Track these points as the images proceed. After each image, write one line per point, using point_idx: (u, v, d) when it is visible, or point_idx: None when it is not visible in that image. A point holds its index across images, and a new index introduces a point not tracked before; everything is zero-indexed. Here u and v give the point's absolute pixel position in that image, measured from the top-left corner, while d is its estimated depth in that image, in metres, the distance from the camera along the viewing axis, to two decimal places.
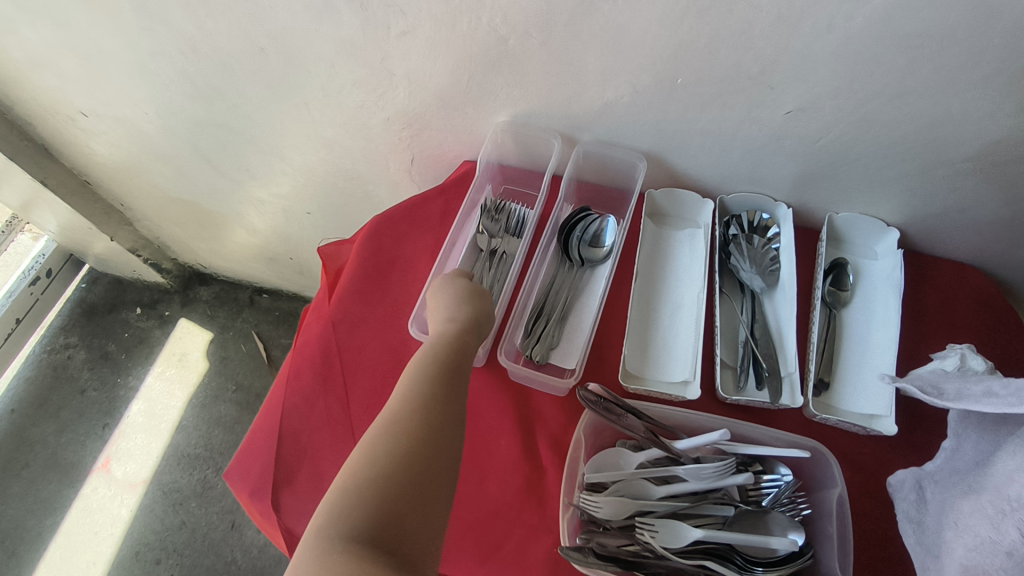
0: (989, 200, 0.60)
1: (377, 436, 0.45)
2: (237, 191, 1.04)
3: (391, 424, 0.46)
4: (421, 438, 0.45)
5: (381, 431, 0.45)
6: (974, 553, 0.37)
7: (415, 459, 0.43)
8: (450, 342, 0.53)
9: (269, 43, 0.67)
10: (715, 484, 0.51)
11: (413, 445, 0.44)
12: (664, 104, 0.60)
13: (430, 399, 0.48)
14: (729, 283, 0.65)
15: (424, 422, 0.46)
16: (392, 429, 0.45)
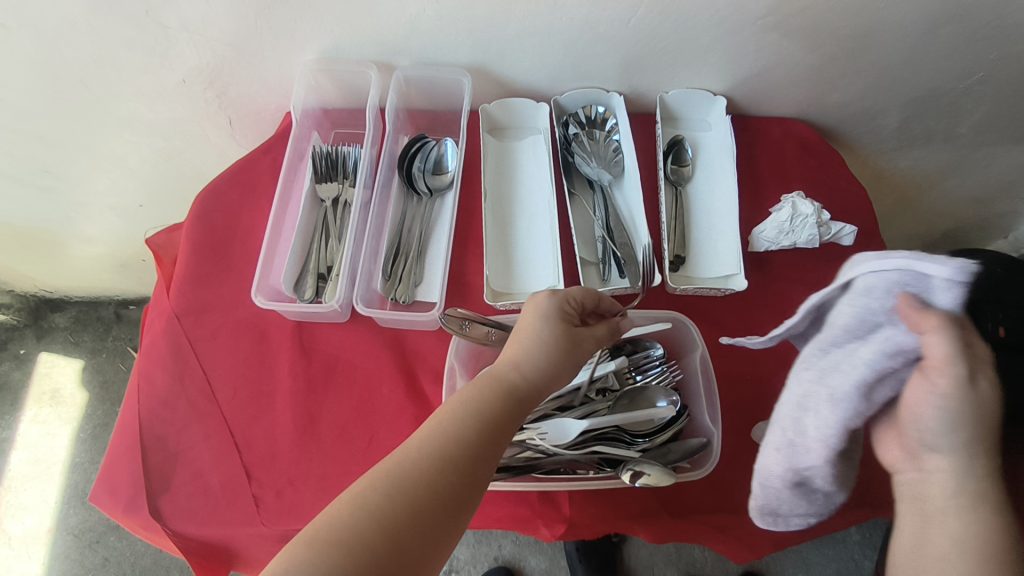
0: (796, 50, 0.62)
1: (443, 437, 0.41)
2: (49, 199, 0.92)
3: (472, 426, 0.42)
4: (455, 450, 0.41)
5: (453, 426, 0.42)
6: (759, 463, 0.42)
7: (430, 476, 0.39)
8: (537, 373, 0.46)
9: (6, 17, 0.56)
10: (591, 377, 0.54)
11: (448, 461, 0.40)
12: (470, 9, 0.57)
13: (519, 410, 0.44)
14: (578, 182, 0.65)
15: (489, 436, 0.42)
16: (460, 432, 0.41)
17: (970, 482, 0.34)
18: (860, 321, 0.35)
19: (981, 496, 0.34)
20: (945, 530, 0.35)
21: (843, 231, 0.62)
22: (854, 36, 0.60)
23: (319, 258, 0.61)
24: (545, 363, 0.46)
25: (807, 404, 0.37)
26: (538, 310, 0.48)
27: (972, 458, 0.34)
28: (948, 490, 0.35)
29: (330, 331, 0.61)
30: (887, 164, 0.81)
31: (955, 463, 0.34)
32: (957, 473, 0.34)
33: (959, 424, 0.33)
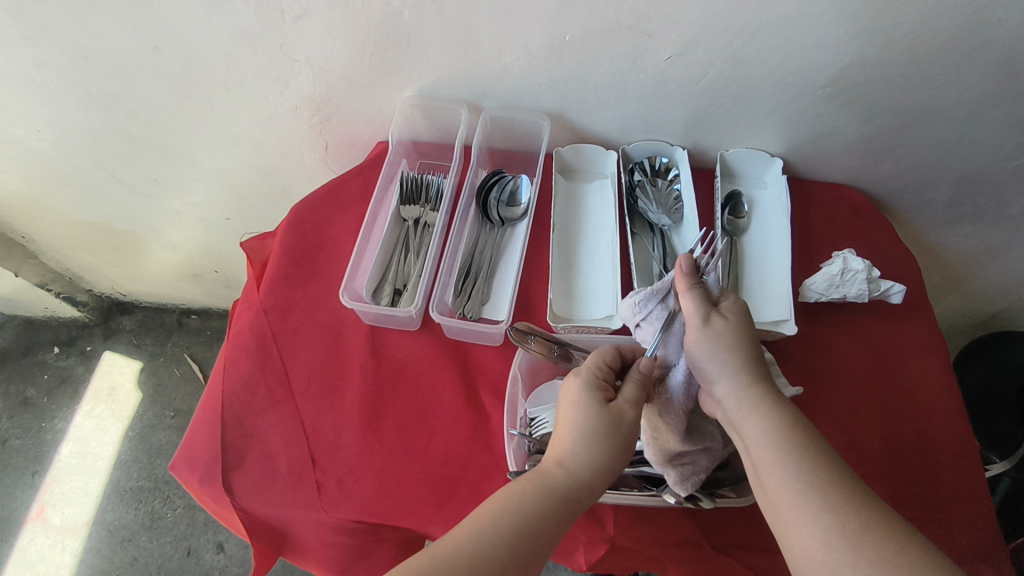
0: (852, 120, 0.67)
1: (481, 535, 0.43)
2: (149, 205, 1.01)
3: (513, 531, 0.44)
4: (496, 547, 0.43)
5: (494, 526, 0.44)
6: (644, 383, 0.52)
7: (474, 572, 0.41)
8: (566, 461, 0.47)
9: (161, 40, 0.66)
10: None
11: (486, 558, 0.42)
12: (558, 62, 0.64)
13: (565, 505, 0.46)
14: (640, 224, 0.70)
15: (533, 535, 0.44)
16: (498, 536, 0.43)
17: (745, 391, 0.47)
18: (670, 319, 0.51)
19: (756, 402, 0.46)
20: (753, 427, 0.45)
21: (892, 289, 0.64)
22: (908, 111, 0.65)
23: (397, 271, 0.67)
24: (594, 454, 0.46)
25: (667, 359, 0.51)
26: (574, 404, 0.48)
27: (742, 377, 0.47)
28: (737, 402, 0.46)
29: (401, 338, 0.65)
30: (935, 239, 0.84)
31: (725, 386, 0.47)
32: (734, 393, 0.47)
33: (715, 353, 0.48)
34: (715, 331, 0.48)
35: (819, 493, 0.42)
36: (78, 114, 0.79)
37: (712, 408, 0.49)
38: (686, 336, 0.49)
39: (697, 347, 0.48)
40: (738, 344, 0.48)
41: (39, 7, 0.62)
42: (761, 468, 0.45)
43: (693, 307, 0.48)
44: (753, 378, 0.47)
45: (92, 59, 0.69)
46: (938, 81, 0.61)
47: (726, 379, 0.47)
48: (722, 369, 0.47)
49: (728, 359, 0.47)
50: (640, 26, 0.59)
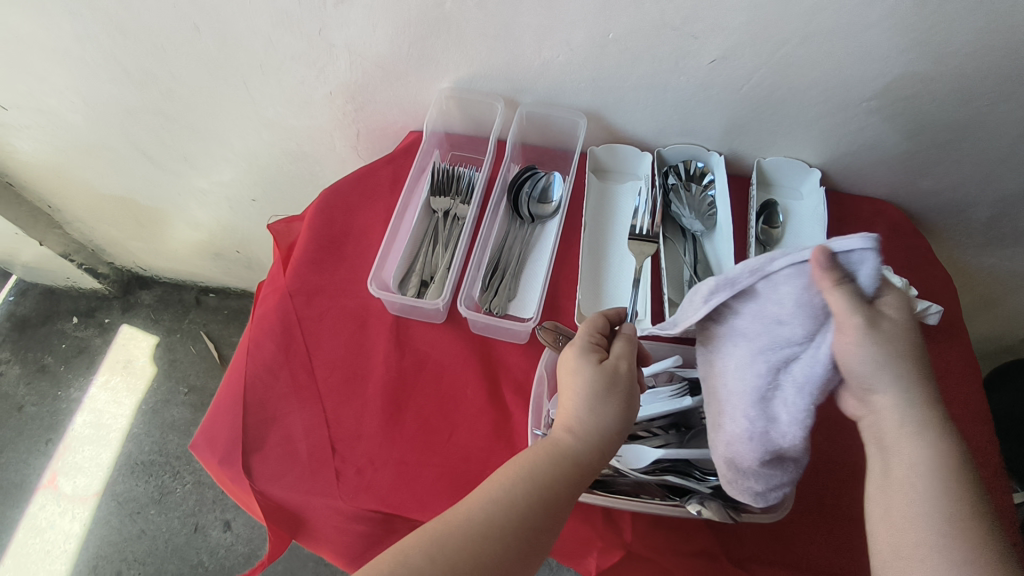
0: (895, 135, 0.65)
1: (494, 501, 0.43)
2: (177, 182, 1.01)
3: (525, 496, 0.44)
4: (510, 512, 0.43)
5: (508, 492, 0.44)
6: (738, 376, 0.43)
7: (488, 538, 0.42)
8: (574, 428, 0.47)
9: (200, 18, 0.66)
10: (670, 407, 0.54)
11: (500, 524, 0.42)
12: (599, 61, 0.63)
13: (578, 469, 0.45)
14: (672, 228, 0.69)
15: (547, 499, 0.44)
16: (513, 501, 0.43)
17: (910, 411, 0.40)
18: (812, 318, 0.39)
19: (927, 426, 0.40)
20: (909, 450, 0.40)
21: None
22: (954, 129, 0.63)
23: (424, 262, 0.66)
24: (600, 414, 0.46)
25: (782, 373, 0.41)
26: (573, 370, 0.48)
27: (913, 393, 0.41)
28: (897, 420, 0.40)
29: (425, 330, 0.65)
30: (971, 260, 0.83)
31: (887, 396, 0.40)
32: (897, 403, 0.41)
33: (882, 360, 0.39)
34: (881, 333, 0.39)
35: (962, 537, 0.37)
36: (113, 88, 0.79)
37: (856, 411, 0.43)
38: (840, 337, 0.38)
39: (853, 350, 0.39)
40: (910, 355, 0.40)
41: None
42: (892, 488, 0.40)
43: (852, 306, 0.38)
44: (919, 390, 0.41)
45: (130, 34, 0.69)
46: (989, 100, 0.59)
47: (889, 389, 0.40)
48: (886, 374, 0.40)
49: (895, 362, 0.40)
50: (685, 28, 0.57)
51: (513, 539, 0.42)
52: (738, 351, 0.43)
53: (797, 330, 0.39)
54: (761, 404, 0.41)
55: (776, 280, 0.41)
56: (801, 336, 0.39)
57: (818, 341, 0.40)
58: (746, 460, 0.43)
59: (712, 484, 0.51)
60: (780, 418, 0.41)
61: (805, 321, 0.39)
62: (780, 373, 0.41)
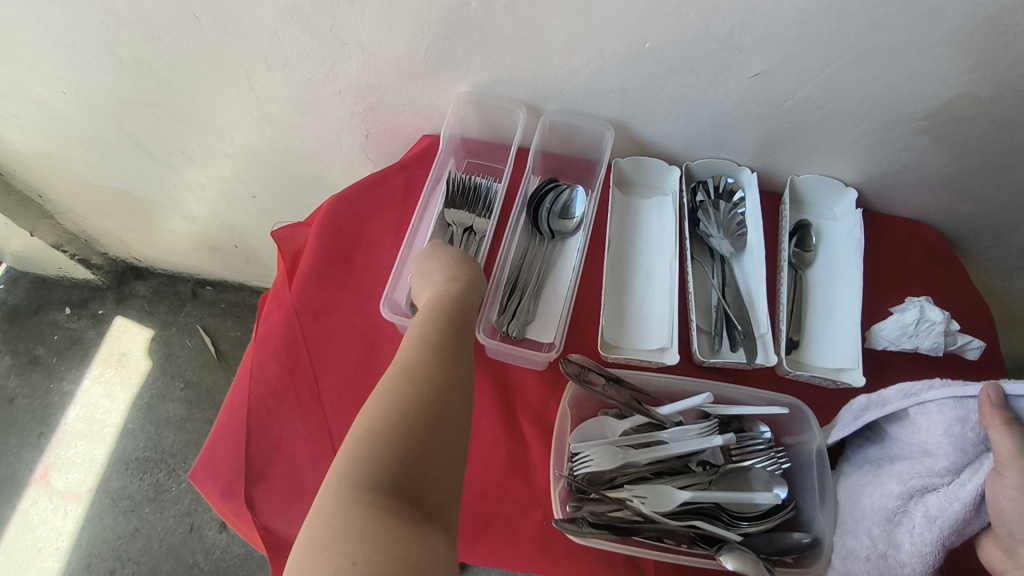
0: (941, 157, 0.62)
1: (382, 420, 0.39)
2: (175, 177, 0.97)
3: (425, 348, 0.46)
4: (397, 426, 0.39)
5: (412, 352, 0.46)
6: (875, 492, 0.46)
7: (389, 455, 0.37)
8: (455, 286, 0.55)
9: (204, 11, 0.61)
10: (698, 446, 0.52)
11: (396, 436, 0.38)
12: (632, 70, 0.59)
13: (434, 369, 0.44)
14: (699, 249, 0.66)
15: (428, 400, 0.41)
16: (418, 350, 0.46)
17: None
18: (960, 452, 0.41)
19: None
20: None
21: (969, 344, 0.60)
22: (1007, 153, 0.59)
23: None
24: (449, 303, 0.52)
25: (922, 509, 0.43)
26: (425, 271, 0.57)
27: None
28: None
29: None
30: (1003, 283, 0.80)
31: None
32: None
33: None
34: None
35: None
36: (108, 79, 0.74)
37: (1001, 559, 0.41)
38: (1001, 479, 0.38)
39: (1008, 500, 0.38)
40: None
41: None
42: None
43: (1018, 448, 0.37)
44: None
45: (127, 25, 0.64)
46: None
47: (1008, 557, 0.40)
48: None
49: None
50: (730, 40, 0.53)
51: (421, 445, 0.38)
52: (874, 473, 0.47)
53: (939, 460, 0.42)
54: (885, 527, 0.45)
55: (929, 406, 0.44)
56: (945, 467, 0.42)
57: (965, 478, 0.41)
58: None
59: (742, 531, 0.50)
60: (902, 544, 0.44)
61: (960, 457, 0.41)
62: (913, 500, 0.44)
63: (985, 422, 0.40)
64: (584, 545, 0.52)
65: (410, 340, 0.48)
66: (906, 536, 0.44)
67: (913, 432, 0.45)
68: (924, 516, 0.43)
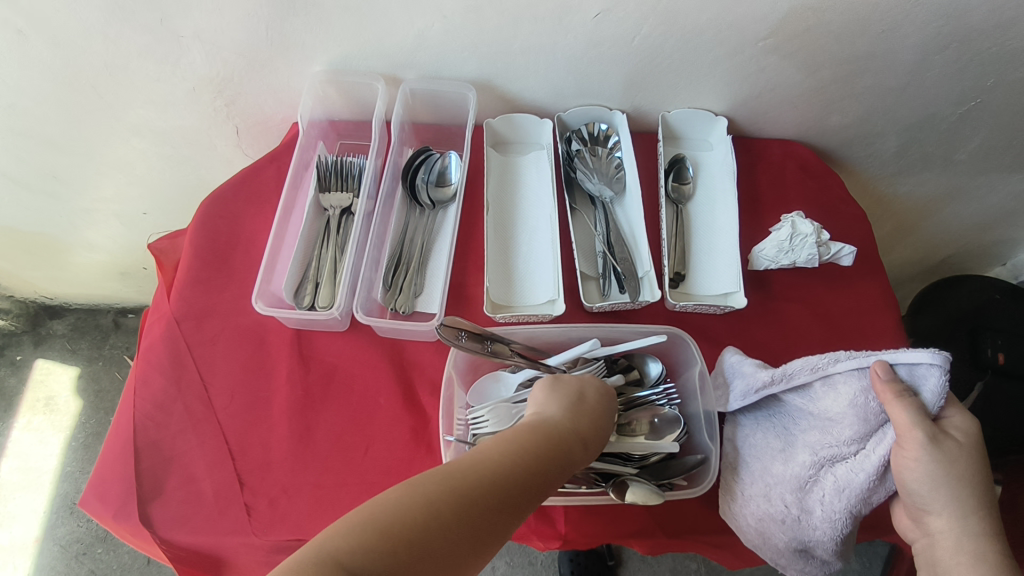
0: (795, 73, 0.63)
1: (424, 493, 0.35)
2: (55, 204, 0.92)
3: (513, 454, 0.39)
4: (444, 502, 0.35)
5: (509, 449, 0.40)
6: (785, 462, 0.46)
7: (417, 523, 0.34)
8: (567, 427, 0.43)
9: (22, 21, 0.57)
10: None
11: (432, 518, 0.34)
12: (478, 25, 0.58)
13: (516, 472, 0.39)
14: (579, 197, 0.66)
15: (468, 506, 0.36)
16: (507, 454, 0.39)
17: (970, 538, 0.41)
18: (864, 422, 0.43)
19: (980, 509, 0.41)
20: (952, 553, 0.41)
21: (842, 252, 0.62)
22: (853, 60, 0.61)
23: (320, 267, 0.62)
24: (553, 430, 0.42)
25: (834, 477, 0.44)
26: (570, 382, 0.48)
27: (984, 481, 0.42)
28: (949, 534, 0.41)
29: (330, 340, 0.61)
30: (887, 188, 0.82)
31: (940, 511, 0.41)
32: (950, 519, 0.41)
33: (939, 479, 0.41)
34: (944, 455, 0.41)
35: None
36: None
37: (909, 527, 0.45)
38: (901, 451, 0.42)
39: (910, 471, 0.41)
40: (971, 477, 0.41)
41: None
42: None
43: (913, 419, 0.41)
44: (981, 493, 0.41)
45: None
46: (884, 27, 0.57)
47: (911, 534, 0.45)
48: (940, 497, 0.41)
49: (950, 484, 0.41)
50: None
51: (447, 534, 0.34)
52: (780, 441, 0.48)
53: (846, 429, 0.44)
54: (798, 494, 0.45)
55: (835, 379, 0.45)
56: (852, 436, 0.44)
57: (871, 447, 0.43)
58: (774, 542, 0.47)
59: (638, 463, 0.51)
60: (814, 509, 0.45)
61: (868, 428, 0.43)
62: (824, 469, 0.45)
63: (880, 399, 0.43)
64: None
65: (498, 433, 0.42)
66: (819, 504, 0.45)
67: (822, 407, 0.46)
68: (837, 487, 0.44)
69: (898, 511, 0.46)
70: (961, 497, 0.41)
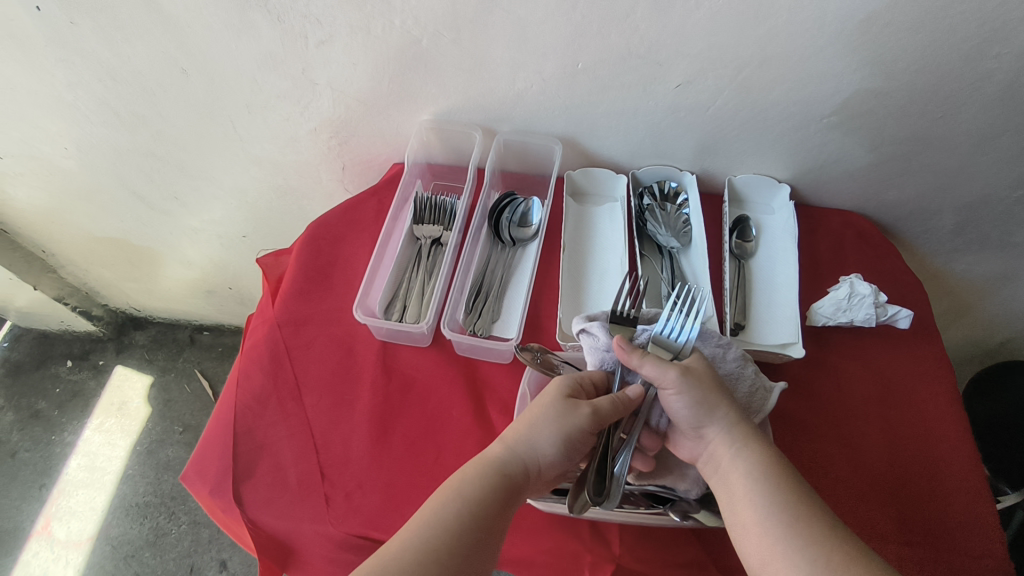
0: (857, 149, 0.68)
1: (393, 543, 0.43)
2: (169, 222, 1.03)
3: (483, 496, 0.46)
4: (408, 545, 0.42)
5: (478, 491, 0.46)
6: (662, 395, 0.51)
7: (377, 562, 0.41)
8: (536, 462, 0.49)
9: (189, 63, 0.68)
10: None
11: (390, 552, 0.42)
12: (570, 89, 0.66)
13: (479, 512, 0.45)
14: (648, 246, 0.71)
15: (428, 543, 0.43)
16: (477, 495, 0.46)
17: (742, 461, 0.48)
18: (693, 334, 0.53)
19: (745, 440, 0.48)
20: (739, 465, 0.47)
21: (898, 314, 0.65)
22: (912, 140, 0.66)
23: (409, 289, 0.68)
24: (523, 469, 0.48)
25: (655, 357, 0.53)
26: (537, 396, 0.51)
27: (732, 419, 0.49)
28: (726, 443, 0.48)
29: (412, 354, 0.66)
30: (944, 266, 0.85)
31: (717, 430, 0.49)
32: (723, 434, 0.49)
33: (702, 400, 0.49)
34: (695, 384, 0.49)
35: (787, 521, 0.44)
36: (105, 131, 0.81)
37: (692, 444, 0.51)
38: (664, 390, 0.49)
39: (676, 403, 0.49)
40: (700, 404, 0.49)
41: (74, 29, 0.65)
42: (739, 504, 0.47)
43: (662, 369, 0.48)
44: (740, 421, 0.50)
45: (123, 80, 0.72)
46: (943, 113, 0.62)
47: (711, 421, 0.49)
48: (710, 414, 0.49)
49: (714, 402, 0.49)
50: (650, 55, 0.61)
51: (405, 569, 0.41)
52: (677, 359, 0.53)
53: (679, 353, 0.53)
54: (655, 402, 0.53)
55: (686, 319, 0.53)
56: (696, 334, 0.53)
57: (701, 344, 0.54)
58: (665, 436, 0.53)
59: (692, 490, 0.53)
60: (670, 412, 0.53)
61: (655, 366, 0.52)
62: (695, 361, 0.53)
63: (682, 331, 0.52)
64: (549, 518, 0.55)
65: (476, 474, 0.48)
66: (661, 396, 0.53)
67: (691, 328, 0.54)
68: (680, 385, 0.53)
69: (678, 438, 0.52)
70: (713, 409, 0.49)
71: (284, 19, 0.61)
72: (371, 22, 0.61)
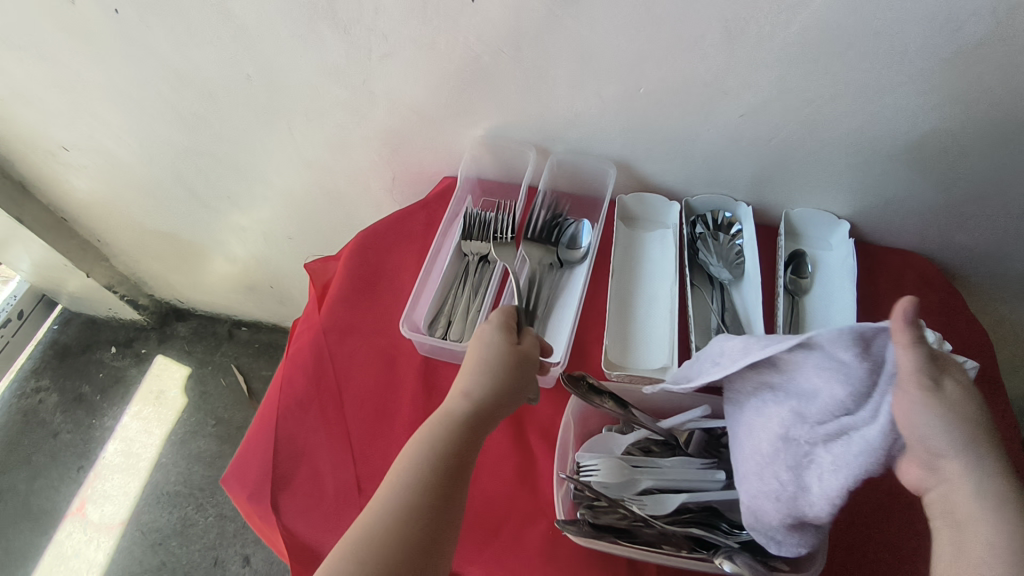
0: (926, 188, 0.66)
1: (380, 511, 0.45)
2: (219, 220, 1.06)
3: (449, 456, 0.48)
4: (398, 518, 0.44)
5: (443, 450, 0.48)
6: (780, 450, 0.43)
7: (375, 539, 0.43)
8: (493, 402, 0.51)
9: (255, 69, 0.70)
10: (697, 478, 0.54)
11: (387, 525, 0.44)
12: (629, 113, 0.65)
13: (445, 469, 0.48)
14: (699, 276, 0.69)
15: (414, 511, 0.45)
16: (441, 452, 0.48)
17: (978, 511, 0.37)
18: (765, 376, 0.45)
19: (989, 481, 0.38)
20: (976, 522, 0.37)
21: None
22: (986, 182, 0.63)
23: (454, 306, 0.68)
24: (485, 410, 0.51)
25: (850, 424, 0.40)
26: (472, 352, 0.53)
27: (988, 452, 0.38)
28: (973, 486, 0.38)
29: (454, 371, 0.66)
30: (1010, 313, 0.81)
31: (966, 465, 0.38)
32: (973, 474, 0.38)
33: (962, 428, 0.38)
34: (944, 400, 0.38)
35: None
36: (168, 130, 0.84)
37: (920, 480, 0.40)
38: (914, 407, 0.37)
39: (921, 417, 0.37)
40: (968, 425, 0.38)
41: (148, 31, 0.67)
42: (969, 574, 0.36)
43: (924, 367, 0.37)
44: (999, 457, 0.38)
45: (189, 82, 0.74)
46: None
47: (960, 454, 0.38)
48: (964, 446, 0.38)
49: (971, 434, 0.38)
50: (715, 82, 0.59)
51: (397, 540, 0.43)
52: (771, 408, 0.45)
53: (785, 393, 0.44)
54: (794, 471, 0.43)
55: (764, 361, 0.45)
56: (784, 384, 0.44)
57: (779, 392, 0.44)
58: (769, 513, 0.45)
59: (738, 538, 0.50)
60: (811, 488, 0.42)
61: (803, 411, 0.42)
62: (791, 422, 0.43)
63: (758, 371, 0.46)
64: (586, 552, 0.54)
65: (436, 431, 0.50)
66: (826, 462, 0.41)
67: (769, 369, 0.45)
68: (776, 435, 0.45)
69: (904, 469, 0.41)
70: (977, 437, 0.38)
71: (350, 30, 0.62)
72: (435, 37, 0.61)
